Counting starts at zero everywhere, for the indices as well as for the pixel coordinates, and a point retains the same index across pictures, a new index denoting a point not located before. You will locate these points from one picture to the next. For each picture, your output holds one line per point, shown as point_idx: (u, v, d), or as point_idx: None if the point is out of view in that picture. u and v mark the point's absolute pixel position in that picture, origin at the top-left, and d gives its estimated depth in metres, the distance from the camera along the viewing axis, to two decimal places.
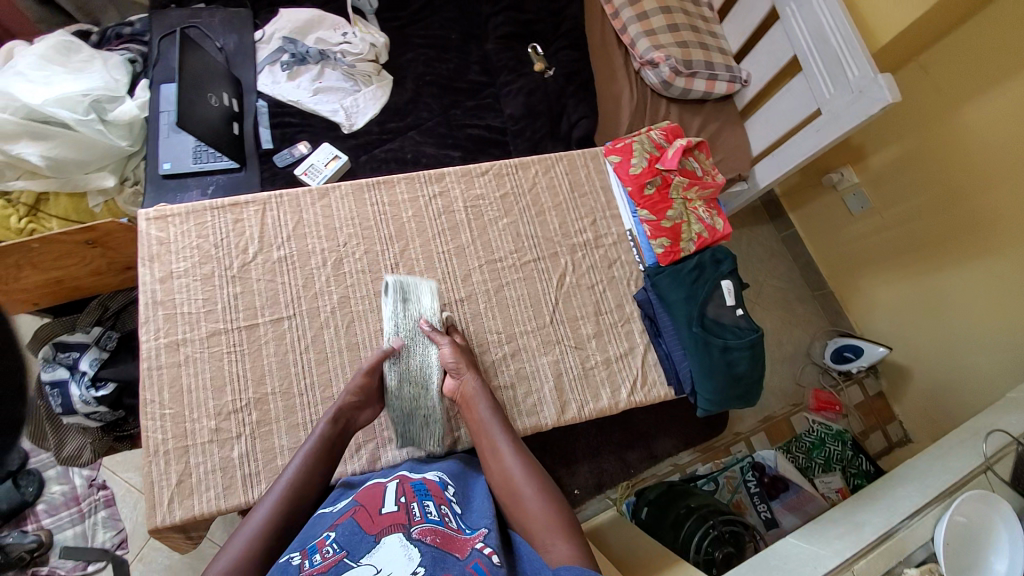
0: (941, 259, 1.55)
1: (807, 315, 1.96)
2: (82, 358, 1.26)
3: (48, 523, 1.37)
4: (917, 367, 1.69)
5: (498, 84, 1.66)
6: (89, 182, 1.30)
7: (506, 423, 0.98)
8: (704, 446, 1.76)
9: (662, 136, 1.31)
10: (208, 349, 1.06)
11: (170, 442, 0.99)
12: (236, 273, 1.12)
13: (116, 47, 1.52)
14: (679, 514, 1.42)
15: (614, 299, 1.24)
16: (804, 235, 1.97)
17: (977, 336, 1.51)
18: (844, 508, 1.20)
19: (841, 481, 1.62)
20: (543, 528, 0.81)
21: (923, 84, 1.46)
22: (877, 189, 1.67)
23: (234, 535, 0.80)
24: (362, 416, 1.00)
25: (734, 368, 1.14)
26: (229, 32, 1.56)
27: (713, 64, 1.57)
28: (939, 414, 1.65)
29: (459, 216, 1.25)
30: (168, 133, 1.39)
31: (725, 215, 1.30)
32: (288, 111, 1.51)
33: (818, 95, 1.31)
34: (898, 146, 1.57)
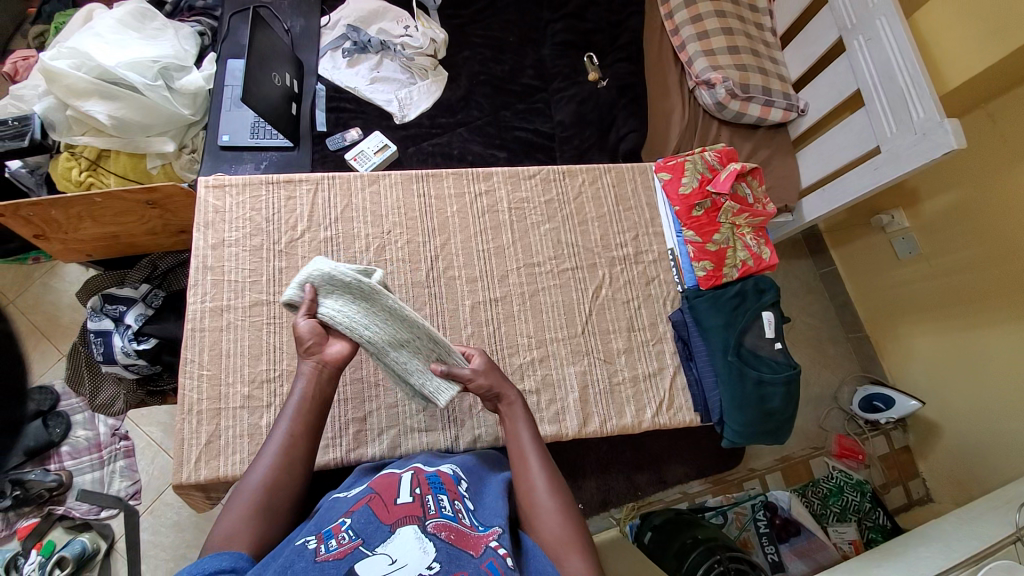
0: (988, 315, 1.48)
1: (839, 356, 1.90)
2: (128, 312, 1.31)
3: (70, 464, 1.42)
4: (949, 425, 1.62)
5: (550, 89, 1.67)
6: (149, 146, 1.36)
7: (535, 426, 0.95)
8: (716, 478, 1.71)
9: (716, 158, 1.29)
10: (248, 318, 1.09)
11: (204, 402, 1.03)
12: (283, 248, 1.15)
13: (188, 19, 1.58)
14: (685, 544, 1.38)
15: (648, 317, 1.22)
16: (843, 273, 1.91)
17: (1017, 400, 1.44)
18: (860, 561, 1.16)
19: (855, 533, 1.56)
20: (559, 545, 0.79)
21: (988, 132, 1.40)
22: (928, 234, 1.61)
23: (233, 496, 0.78)
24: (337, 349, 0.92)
25: (766, 402, 1.11)
26: (297, 16, 1.60)
27: (771, 90, 1.54)
28: (966, 477, 1.57)
29: (503, 216, 1.26)
30: (230, 106, 1.44)
31: (772, 245, 1.28)
32: (344, 97, 1.55)
33: (879, 133, 1.27)
34: (958, 193, 1.50)
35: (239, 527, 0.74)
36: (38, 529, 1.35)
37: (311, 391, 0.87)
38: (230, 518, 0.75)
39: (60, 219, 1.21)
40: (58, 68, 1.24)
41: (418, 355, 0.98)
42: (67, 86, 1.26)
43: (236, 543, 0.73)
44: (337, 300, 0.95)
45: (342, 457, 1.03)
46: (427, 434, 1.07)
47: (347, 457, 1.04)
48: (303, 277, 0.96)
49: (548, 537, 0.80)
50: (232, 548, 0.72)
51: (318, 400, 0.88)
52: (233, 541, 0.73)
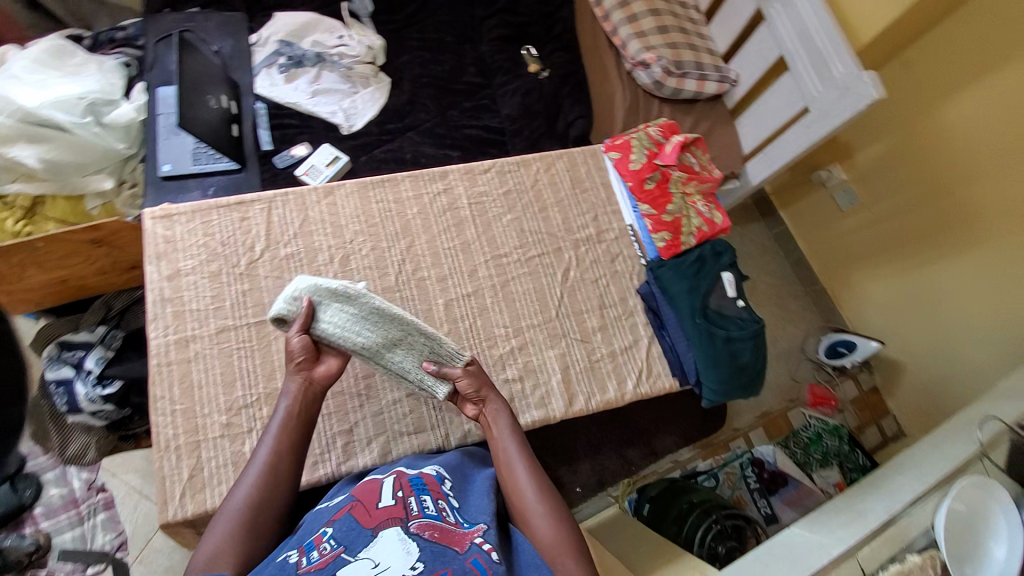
0: (930, 251, 1.59)
1: (800, 310, 1.98)
2: (87, 357, 1.26)
3: (46, 525, 1.34)
4: (908, 359, 1.72)
5: (494, 84, 1.69)
6: (87, 185, 1.30)
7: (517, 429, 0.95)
8: (703, 442, 1.76)
9: (659, 133, 1.34)
10: (216, 346, 1.06)
11: (181, 437, 0.99)
12: (243, 271, 1.13)
13: (110, 52, 1.53)
14: (682, 510, 1.45)
15: (618, 292, 1.26)
16: (794, 232, 2.00)
17: (967, 324, 1.55)
18: (847, 497, 1.21)
19: (838, 475, 1.64)
20: (554, 548, 0.81)
21: (906, 80, 1.50)
22: (869, 186, 1.70)
23: (216, 518, 0.78)
24: (321, 368, 0.94)
25: (736, 357, 1.16)
26: (226, 36, 1.56)
27: (703, 64, 1.60)
28: (933, 408, 1.67)
29: (464, 212, 1.26)
30: (167, 134, 1.37)
31: (723, 209, 1.33)
32: (286, 113, 1.52)
33: (806, 93, 1.34)
34: (890, 144, 1.60)
35: (222, 548, 0.74)
36: None
37: (296, 409, 0.88)
38: (213, 541, 0.75)
39: (2, 269, 1.15)
40: None
41: (412, 347, 1.01)
42: None
43: (219, 566, 0.72)
44: (325, 309, 0.95)
45: (334, 471, 1.02)
46: (417, 436, 1.07)
47: (339, 471, 1.02)
48: (289, 292, 0.96)
49: (544, 542, 0.82)
50: (217, 568, 0.72)
51: (301, 417, 0.89)
52: (217, 563, 0.72)
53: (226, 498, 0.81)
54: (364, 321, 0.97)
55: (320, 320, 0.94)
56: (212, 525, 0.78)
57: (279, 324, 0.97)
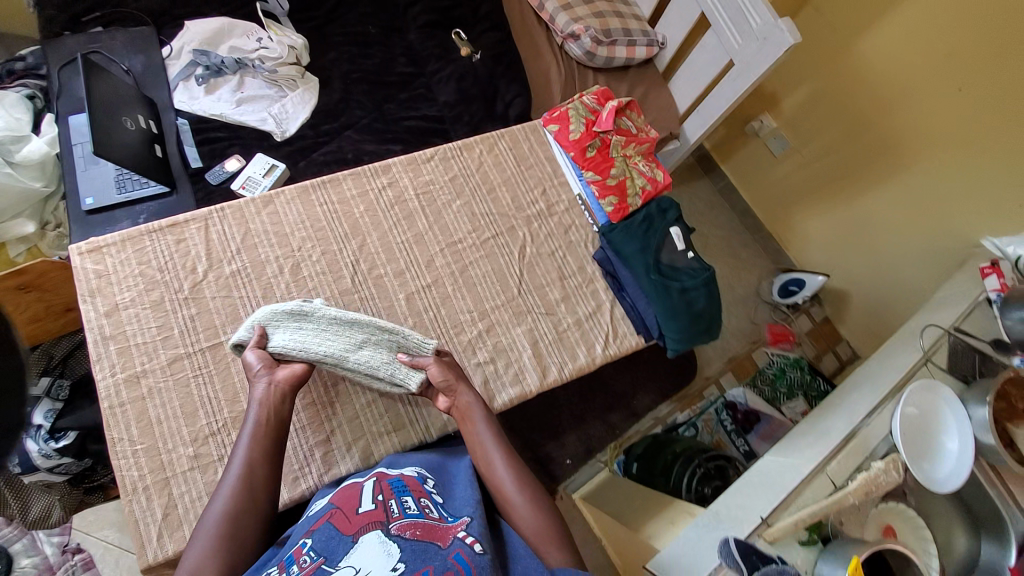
0: (859, 184, 1.69)
1: (751, 259, 2.05)
2: (34, 412, 1.18)
3: None
4: (853, 288, 1.84)
5: (428, 73, 1.67)
6: (7, 231, 1.22)
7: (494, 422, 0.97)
8: (678, 395, 1.83)
9: (595, 100, 1.36)
10: (172, 377, 1.02)
11: (148, 477, 0.96)
12: (189, 295, 1.08)
13: (11, 84, 1.41)
14: (667, 460, 1.52)
15: (575, 262, 1.28)
16: (736, 184, 2.08)
17: (900, 247, 1.67)
18: (811, 420, 1.29)
19: (804, 404, 1.75)
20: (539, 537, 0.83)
21: (818, 26, 1.59)
22: (797, 131, 1.78)
23: (195, 534, 0.77)
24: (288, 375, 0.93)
25: (694, 306, 1.21)
26: (134, 53, 1.47)
27: (630, 30, 1.62)
28: (881, 329, 1.80)
29: (412, 204, 1.25)
30: (85, 165, 1.30)
31: (664, 167, 1.37)
32: (212, 126, 1.45)
33: (729, 48, 1.39)
34: (812, 87, 1.68)
35: (204, 561, 0.73)
36: None
37: (266, 415, 0.87)
38: (193, 557, 0.74)
39: None
40: None
41: (377, 346, 1.02)
42: None
43: None
44: (283, 328, 0.98)
45: (316, 483, 1.00)
46: (397, 434, 1.07)
47: (321, 482, 1.01)
48: (246, 322, 0.98)
49: (530, 532, 0.83)
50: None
51: (271, 423, 0.87)
52: None
53: (203, 514, 0.79)
54: (324, 332, 0.99)
55: (280, 338, 0.96)
56: (191, 542, 0.77)
57: (240, 351, 0.99)
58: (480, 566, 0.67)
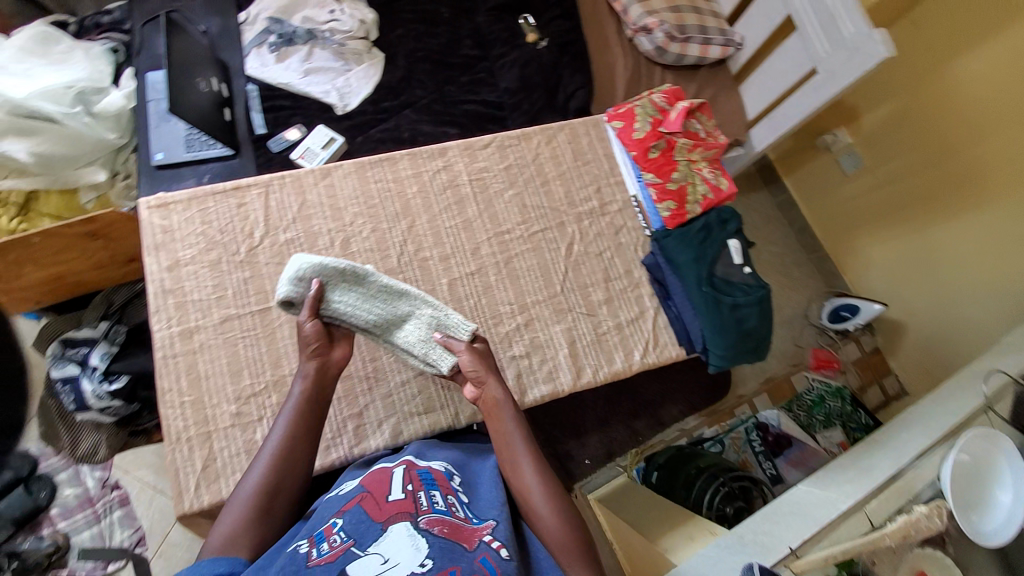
0: (933, 214, 1.58)
1: (803, 278, 1.97)
2: (92, 353, 1.25)
3: (64, 525, 1.38)
4: (911, 322, 1.73)
5: (491, 57, 1.65)
6: (79, 178, 1.28)
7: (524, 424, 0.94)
8: (708, 410, 1.78)
9: (664, 99, 1.31)
10: (222, 335, 1.06)
11: (192, 428, 1.00)
12: (244, 258, 1.12)
13: (96, 37, 1.48)
14: (690, 474, 1.47)
15: (622, 265, 1.25)
16: (798, 198, 1.98)
17: (970, 286, 1.55)
18: (850, 456, 1.23)
19: (841, 435, 1.66)
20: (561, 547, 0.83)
21: (914, 40, 1.47)
22: (874, 150, 1.67)
23: (229, 505, 0.80)
24: (335, 355, 0.95)
25: (744, 324, 1.17)
26: (212, 15, 1.51)
27: (706, 27, 1.55)
28: (934, 366, 1.69)
29: (464, 190, 1.25)
30: (158, 121, 1.34)
31: (728, 175, 1.31)
32: (279, 94, 1.49)
33: (814, 54, 1.31)
34: (897, 105, 1.56)
35: (237, 532, 0.76)
36: None
37: (309, 393, 0.89)
38: (226, 527, 0.77)
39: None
40: None
41: (419, 322, 1.01)
42: None
43: (235, 548, 0.75)
44: (332, 290, 0.96)
45: (346, 454, 1.03)
46: (427, 416, 1.08)
47: (351, 454, 1.03)
48: (292, 272, 0.94)
49: (554, 540, 0.83)
50: (233, 555, 0.74)
51: (311, 406, 0.89)
52: (233, 546, 0.75)
53: (240, 483, 0.82)
54: (372, 299, 0.99)
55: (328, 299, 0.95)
56: (225, 511, 0.79)
57: (285, 308, 0.96)
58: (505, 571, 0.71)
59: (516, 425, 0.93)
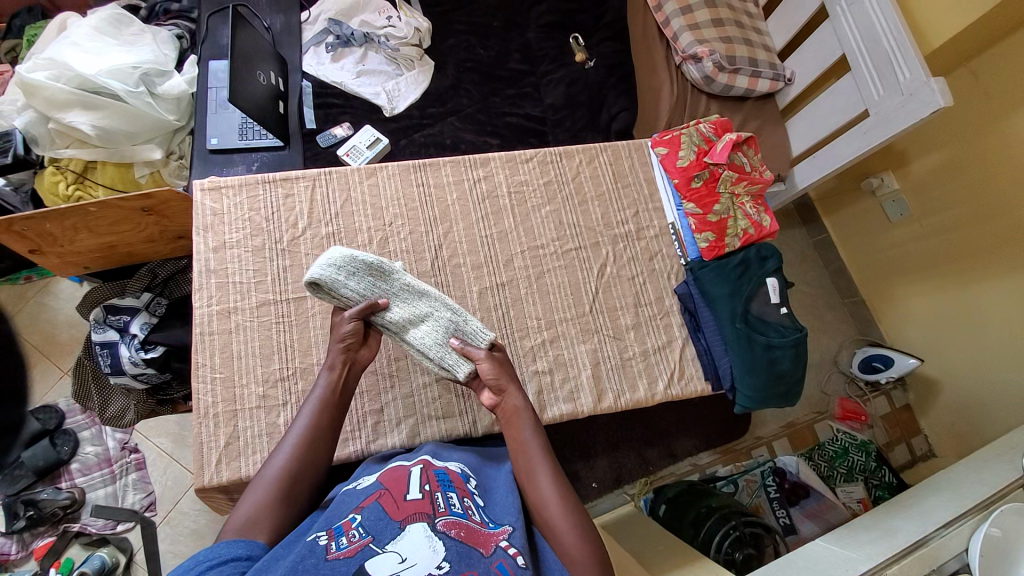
0: (982, 270, 1.51)
1: (835, 322, 1.92)
2: (133, 322, 1.29)
3: (81, 481, 1.42)
4: (947, 379, 1.66)
5: (539, 73, 1.67)
6: (135, 153, 1.33)
7: (543, 436, 0.93)
8: (724, 448, 1.73)
9: (711, 129, 1.30)
10: (257, 319, 1.09)
11: (219, 406, 1.02)
12: (286, 247, 1.14)
13: (165, 23, 1.55)
14: (700, 514, 1.42)
15: (654, 291, 1.24)
16: (836, 239, 1.93)
17: (1012, 350, 1.47)
18: (876, 515, 1.18)
19: (863, 492, 1.60)
20: (577, 559, 0.79)
21: (973, 90, 1.41)
22: (921, 198, 1.62)
23: (252, 487, 0.79)
24: (363, 355, 0.97)
25: (776, 366, 1.14)
26: (276, 12, 1.57)
27: (757, 61, 1.54)
28: (966, 430, 1.61)
29: (503, 201, 1.26)
30: (215, 109, 1.41)
31: (771, 212, 1.30)
32: (331, 92, 1.54)
33: (867, 97, 1.27)
34: (950, 155, 1.51)
35: (260, 512, 0.76)
36: (55, 548, 1.35)
37: (335, 383, 0.91)
38: (248, 507, 0.76)
39: (55, 231, 1.19)
40: (37, 79, 1.21)
41: (434, 327, 1.02)
42: (47, 98, 1.23)
43: (255, 531, 0.74)
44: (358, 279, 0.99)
45: (363, 449, 1.04)
46: (444, 421, 1.08)
47: (367, 450, 1.04)
48: (326, 259, 0.98)
49: (570, 553, 0.80)
50: (252, 537, 0.73)
51: (338, 396, 0.90)
52: (255, 529, 0.74)
53: (261, 467, 0.82)
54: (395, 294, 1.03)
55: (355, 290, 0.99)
56: (247, 492, 0.79)
57: (312, 290, 0.97)
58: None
59: (535, 436, 0.92)
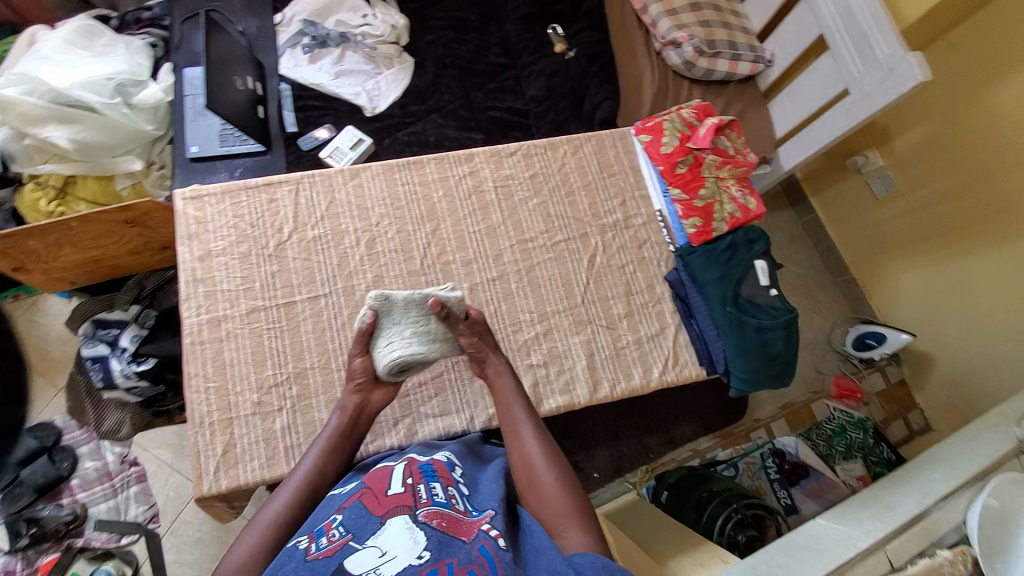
0: (969, 240, 1.52)
1: (826, 301, 1.92)
2: (122, 334, 1.27)
3: (82, 496, 1.41)
4: (940, 353, 1.67)
5: (519, 65, 1.66)
6: (116, 166, 1.31)
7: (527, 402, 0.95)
8: (723, 432, 1.74)
9: (693, 114, 1.30)
10: (247, 326, 1.08)
11: (214, 414, 1.02)
12: (272, 252, 1.14)
13: (138, 32, 1.53)
14: (701, 498, 1.43)
15: (645, 279, 1.24)
16: (825, 219, 1.94)
17: (1003, 319, 1.48)
18: (873, 490, 1.19)
19: (862, 469, 1.61)
20: (556, 517, 0.78)
21: (952, 62, 1.43)
22: (905, 172, 1.63)
23: (246, 530, 0.76)
24: (375, 399, 0.96)
25: (768, 347, 1.14)
26: (251, 16, 1.55)
27: (737, 43, 1.54)
28: (963, 405, 1.62)
29: (490, 195, 1.25)
30: (194, 116, 1.38)
31: (757, 195, 1.30)
32: (311, 94, 1.52)
33: (846, 75, 1.27)
34: (929, 129, 1.53)
35: (255, 559, 0.72)
36: (60, 564, 1.34)
37: (344, 428, 0.91)
38: (241, 554, 0.73)
39: (39, 249, 1.18)
40: (9, 95, 1.18)
41: (417, 331, 0.96)
42: (21, 114, 1.20)
43: None
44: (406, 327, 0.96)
45: (361, 452, 1.03)
46: (442, 419, 1.08)
47: (366, 451, 1.03)
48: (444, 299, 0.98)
49: (552, 509, 0.79)
50: None
51: (343, 439, 0.91)
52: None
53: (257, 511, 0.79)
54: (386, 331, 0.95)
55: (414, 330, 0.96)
56: (241, 536, 0.75)
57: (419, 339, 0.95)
58: (504, 562, 0.67)
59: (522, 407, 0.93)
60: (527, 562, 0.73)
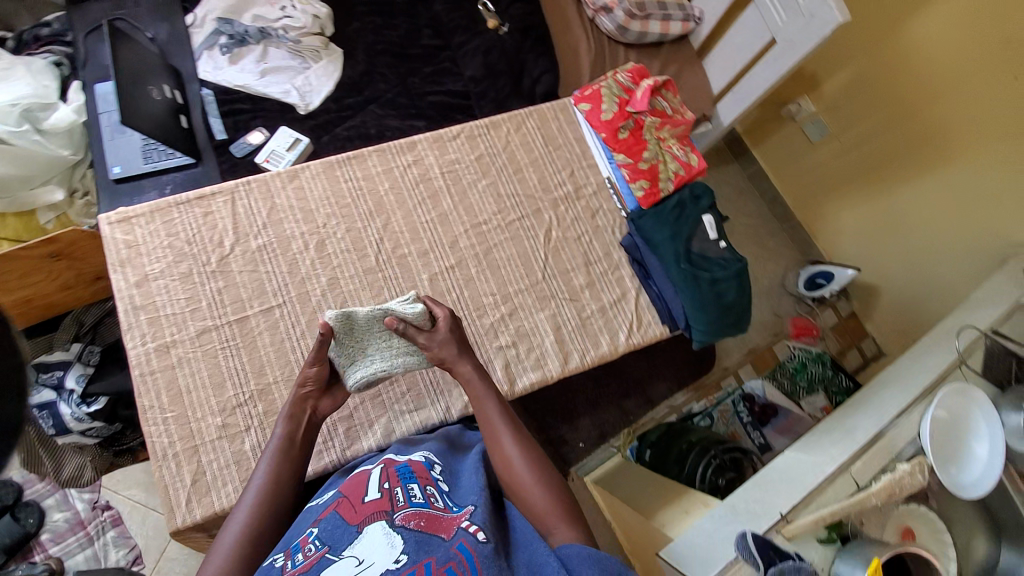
0: (902, 174, 1.60)
1: (778, 249, 1.96)
2: (67, 375, 1.21)
3: (55, 552, 1.20)
4: (884, 283, 1.76)
5: (453, 46, 1.62)
6: (37, 199, 1.22)
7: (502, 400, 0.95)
8: (695, 385, 1.80)
9: (629, 78, 1.31)
10: (201, 347, 1.04)
11: (178, 444, 0.98)
12: (216, 268, 1.09)
13: (37, 51, 1.41)
14: (682, 450, 1.50)
15: (601, 248, 1.26)
16: (768, 168, 1.98)
17: (940, 243, 1.58)
18: (834, 419, 1.26)
19: (824, 400, 1.70)
20: (545, 514, 0.79)
21: (867, 4, 1.51)
22: (836, 115, 1.70)
23: (211, 553, 0.76)
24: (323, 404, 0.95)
25: (723, 297, 1.19)
26: (159, 20, 1.45)
27: (665, 4, 1.55)
28: (909, 326, 1.73)
29: (437, 182, 1.24)
30: (111, 134, 1.29)
31: (698, 152, 1.33)
32: (236, 97, 1.43)
33: (771, 25, 1.31)
34: (853, 71, 1.60)
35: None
36: None
37: (291, 432, 0.89)
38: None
39: None
40: None
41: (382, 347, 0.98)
42: None
43: None
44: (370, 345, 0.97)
45: (339, 458, 1.02)
46: (417, 413, 1.08)
47: (344, 457, 1.02)
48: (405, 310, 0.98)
49: (539, 509, 0.80)
50: None
51: (294, 444, 0.89)
52: None
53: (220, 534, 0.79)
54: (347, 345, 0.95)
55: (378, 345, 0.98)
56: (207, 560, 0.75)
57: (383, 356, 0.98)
58: (483, 556, 0.67)
59: (497, 407, 0.93)
60: (515, 552, 0.74)
